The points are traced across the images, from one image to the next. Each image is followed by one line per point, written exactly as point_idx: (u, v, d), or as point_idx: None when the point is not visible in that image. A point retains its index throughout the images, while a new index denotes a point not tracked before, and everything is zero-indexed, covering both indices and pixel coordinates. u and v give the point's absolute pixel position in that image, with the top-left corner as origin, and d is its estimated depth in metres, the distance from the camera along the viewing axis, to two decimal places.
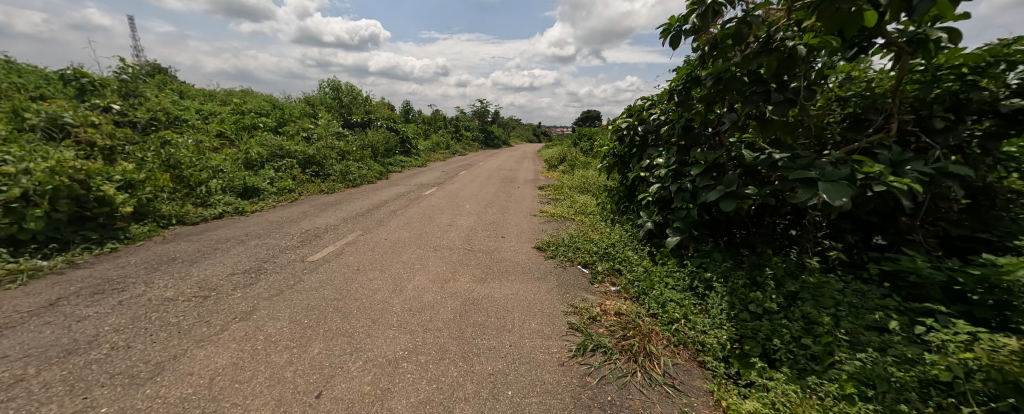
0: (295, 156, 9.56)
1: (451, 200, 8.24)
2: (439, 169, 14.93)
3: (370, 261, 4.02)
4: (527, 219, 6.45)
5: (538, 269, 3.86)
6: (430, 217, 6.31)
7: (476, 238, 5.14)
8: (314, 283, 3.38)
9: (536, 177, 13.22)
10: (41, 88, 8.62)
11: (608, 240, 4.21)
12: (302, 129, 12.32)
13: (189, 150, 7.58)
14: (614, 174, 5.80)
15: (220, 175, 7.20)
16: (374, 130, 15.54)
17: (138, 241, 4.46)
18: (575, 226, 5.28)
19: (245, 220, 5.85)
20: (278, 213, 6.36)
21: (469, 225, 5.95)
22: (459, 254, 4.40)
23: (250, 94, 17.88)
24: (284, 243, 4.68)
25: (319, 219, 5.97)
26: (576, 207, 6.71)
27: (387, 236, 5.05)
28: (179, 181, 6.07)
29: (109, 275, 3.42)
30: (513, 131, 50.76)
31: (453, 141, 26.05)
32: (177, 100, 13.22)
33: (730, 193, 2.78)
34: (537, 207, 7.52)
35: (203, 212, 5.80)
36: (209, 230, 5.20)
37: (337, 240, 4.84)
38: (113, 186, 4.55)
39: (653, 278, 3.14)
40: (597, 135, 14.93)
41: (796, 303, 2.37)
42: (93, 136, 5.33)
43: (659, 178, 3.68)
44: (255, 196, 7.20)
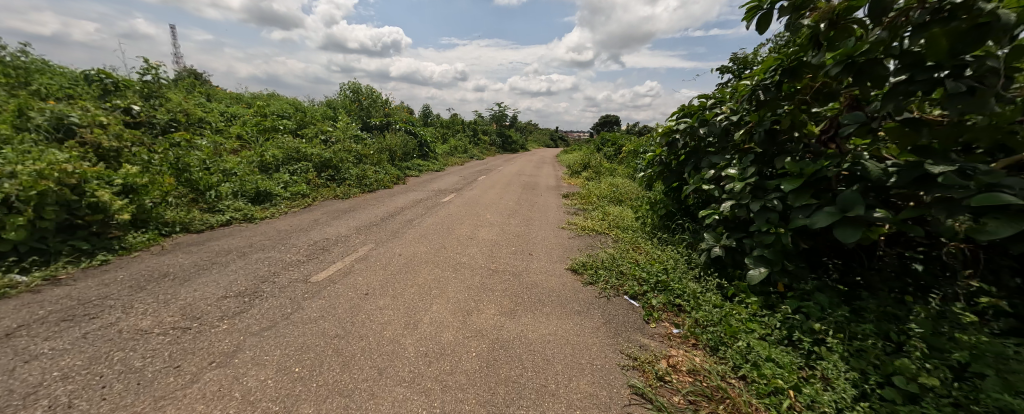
0: (311, 160, 9.26)
1: (471, 209, 7.69)
2: (457, 174, 14.49)
3: (381, 283, 3.48)
4: (554, 233, 5.81)
5: (576, 299, 3.22)
6: (449, 229, 5.75)
7: (500, 255, 4.54)
8: (314, 313, 2.84)
9: (559, 184, 12.61)
10: (68, 90, 8.67)
11: (658, 264, 3.52)
12: (321, 132, 12.13)
13: (202, 152, 7.35)
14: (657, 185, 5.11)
15: (232, 178, 6.90)
16: (392, 133, 15.28)
17: (133, 252, 4.08)
18: (613, 244, 4.63)
19: (252, 228, 5.44)
20: (288, 220, 5.96)
21: (492, 238, 5.37)
22: (483, 276, 3.80)
23: (274, 98, 18.05)
24: (289, 257, 4.21)
25: (330, 229, 5.52)
26: (609, 220, 6.02)
27: (401, 251, 4.51)
28: (186, 185, 5.77)
29: (88, 296, 3.00)
30: (532, 135, 50.20)
31: (471, 145, 25.67)
32: (202, 103, 13.31)
33: (847, 216, 2.11)
34: (564, 218, 6.89)
35: (209, 218, 5.45)
36: (211, 239, 4.80)
37: (347, 254, 4.33)
38: (110, 192, 4.23)
39: (732, 322, 2.44)
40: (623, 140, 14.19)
41: (971, 382, 1.64)
42: (99, 136, 5.08)
43: (729, 193, 2.98)
44: (266, 202, 6.85)
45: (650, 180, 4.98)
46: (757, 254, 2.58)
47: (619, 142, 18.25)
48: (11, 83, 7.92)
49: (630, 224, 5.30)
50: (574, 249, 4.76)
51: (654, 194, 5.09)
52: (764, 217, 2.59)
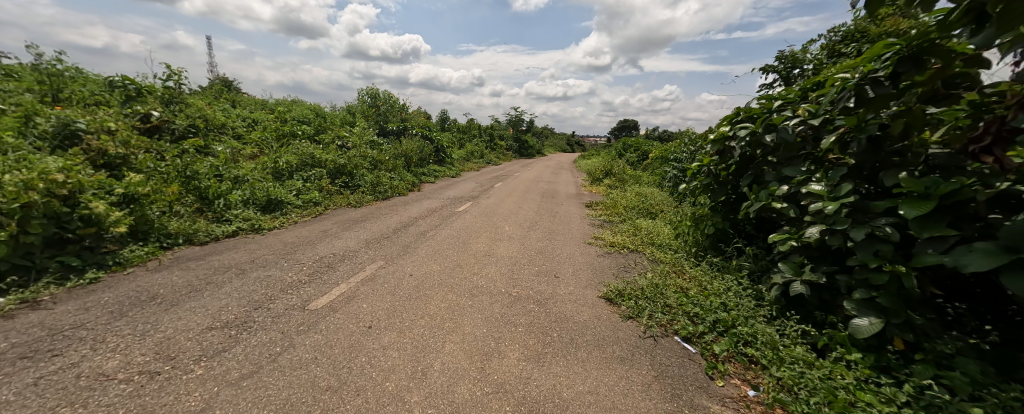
0: (325, 166, 9.01)
1: (488, 220, 7.21)
2: (473, 181, 14.10)
3: (387, 313, 3.03)
4: (580, 250, 5.25)
5: (617, 340, 2.66)
6: (466, 244, 5.28)
7: (522, 277, 4.03)
8: (305, 353, 2.40)
9: (580, 192, 12.03)
10: (92, 96, 8.75)
11: (713, 296, 2.91)
12: (338, 137, 11.97)
13: (216, 159, 7.18)
14: (699, 198, 4.49)
15: (242, 186, 6.66)
16: (409, 139, 15.05)
17: (127, 269, 3.79)
18: (650, 267, 4.04)
19: (258, 240, 5.12)
20: (297, 231, 5.64)
21: (512, 256, 4.86)
22: (503, 304, 3.30)
23: (295, 104, 18.24)
24: (291, 276, 3.82)
25: (338, 242, 5.16)
26: (641, 236, 5.41)
27: (412, 271, 4.06)
28: (193, 193, 5.53)
29: (61, 326, 2.66)
30: (548, 140, 49.63)
31: (488, 151, 25.34)
32: (225, 108, 13.44)
33: (1015, 258, 1.47)
34: (589, 232, 6.33)
35: (214, 228, 5.17)
36: (213, 253, 4.49)
37: (352, 274, 3.91)
38: (106, 203, 3.97)
39: (835, 389, 1.83)
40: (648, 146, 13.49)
41: None
42: (105, 143, 4.89)
43: (811, 214, 2.37)
44: (277, 210, 6.58)
45: (692, 194, 4.36)
46: (863, 298, 1.96)
47: (642, 148, 17.51)
48: (38, 89, 8.00)
49: (668, 242, 4.68)
50: (605, 271, 4.20)
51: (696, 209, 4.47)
52: (870, 248, 1.97)
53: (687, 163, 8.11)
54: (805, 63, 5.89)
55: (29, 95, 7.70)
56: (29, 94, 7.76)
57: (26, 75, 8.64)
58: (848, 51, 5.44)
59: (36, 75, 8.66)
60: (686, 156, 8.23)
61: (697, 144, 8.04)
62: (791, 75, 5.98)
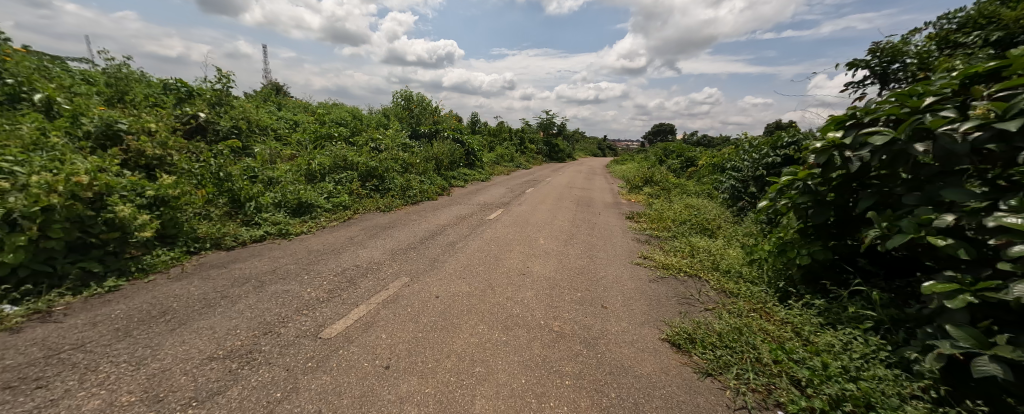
0: (357, 168, 8.87)
1: (520, 231, 6.70)
2: (503, 185, 13.66)
3: (408, 348, 2.59)
4: (627, 272, 4.59)
5: (696, 409, 2.04)
6: (498, 260, 4.79)
7: (563, 307, 3.47)
8: (308, 403, 1.98)
9: (618, 201, 11.25)
10: (147, 97, 9.14)
11: (825, 356, 2.22)
12: (371, 140, 11.96)
13: (252, 161, 7.20)
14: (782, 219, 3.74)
15: (275, 189, 6.57)
16: (441, 141, 14.88)
17: (148, 276, 3.61)
18: (723, 301, 3.33)
19: (283, 247, 4.91)
20: (323, 238, 5.42)
21: (549, 277, 4.31)
22: (543, 344, 2.76)
23: (333, 106, 18.68)
24: (309, 293, 3.49)
25: (364, 252, 4.85)
26: (700, 259, 4.69)
27: (439, 293, 3.62)
28: (226, 195, 5.42)
29: (61, 346, 2.42)
30: (579, 144, 48.52)
31: (518, 154, 24.89)
32: (268, 110, 13.85)
33: None
34: (636, 250, 5.67)
35: (242, 233, 5.01)
36: (236, 260, 4.29)
37: (374, 295, 3.53)
38: (134, 206, 3.84)
39: None
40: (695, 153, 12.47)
41: None
42: (143, 143, 4.84)
43: (1007, 262, 1.65)
44: (306, 214, 6.42)
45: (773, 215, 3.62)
46: None
47: (684, 154, 16.32)
48: (97, 90, 8.39)
49: (738, 270, 3.95)
50: (662, 304, 3.55)
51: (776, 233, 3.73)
52: None
53: (746, 173, 7.20)
54: (907, 58, 4.90)
55: (88, 95, 8.08)
56: (89, 94, 8.15)
57: (89, 77, 9.14)
58: (969, 42, 4.42)
59: (98, 77, 9.14)
60: (745, 166, 7.31)
61: (758, 153, 7.11)
62: (888, 71, 5.02)
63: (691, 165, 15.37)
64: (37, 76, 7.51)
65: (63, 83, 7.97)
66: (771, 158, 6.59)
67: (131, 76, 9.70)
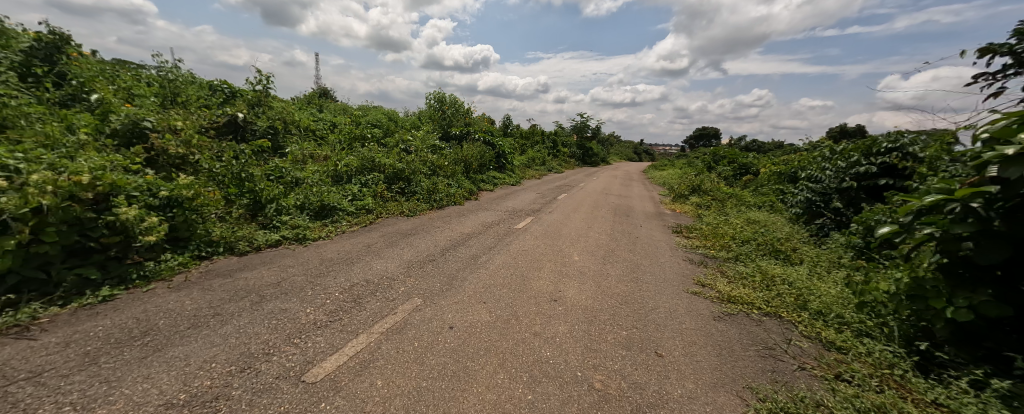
0: (383, 170, 8.60)
1: (551, 244, 6.12)
2: (533, 190, 13.03)
3: (405, 405, 2.05)
4: (683, 304, 4.00)
5: None
6: (524, 283, 4.27)
7: (604, 351, 2.89)
8: None
9: (661, 211, 10.26)
10: (191, 95, 9.40)
11: None
12: (402, 141, 11.81)
13: (280, 161, 7.10)
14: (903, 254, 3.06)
15: (296, 190, 6.33)
16: (471, 144, 14.51)
17: (149, 285, 3.34)
18: (835, 370, 2.70)
19: (296, 254, 4.61)
20: (340, 246, 5.12)
21: (584, 307, 3.75)
22: (581, 410, 2.14)
23: (368, 108, 18.95)
24: (308, 314, 3.08)
25: (379, 265, 4.49)
26: (778, 293, 4.13)
27: (453, 323, 3.16)
28: (247, 196, 5.19)
29: (17, 374, 2.09)
30: (615, 148, 46.89)
31: (550, 158, 24.13)
32: (305, 110, 14.12)
33: None
34: (689, 276, 4.92)
35: (257, 236, 4.75)
36: (245, 268, 3.98)
37: (377, 322, 3.06)
38: (141, 208, 3.60)
39: None
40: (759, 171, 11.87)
41: None
42: (166, 141, 4.69)
43: None
44: (328, 218, 6.20)
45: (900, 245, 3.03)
46: None
47: (737, 160, 14.86)
48: (150, 89, 8.66)
49: (838, 314, 3.48)
50: (734, 358, 2.91)
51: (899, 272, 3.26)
52: None
53: (826, 185, 6.68)
54: None
55: (146, 95, 8.31)
56: (143, 94, 8.41)
57: (143, 77, 9.49)
58: None
59: (153, 78, 9.48)
60: (824, 176, 6.82)
61: (843, 160, 6.65)
62: None
63: (745, 173, 13.93)
64: (93, 74, 7.85)
65: (118, 82, 8.28)
66: (863, 168, 6.14)
67: (182, 77, 10.03)
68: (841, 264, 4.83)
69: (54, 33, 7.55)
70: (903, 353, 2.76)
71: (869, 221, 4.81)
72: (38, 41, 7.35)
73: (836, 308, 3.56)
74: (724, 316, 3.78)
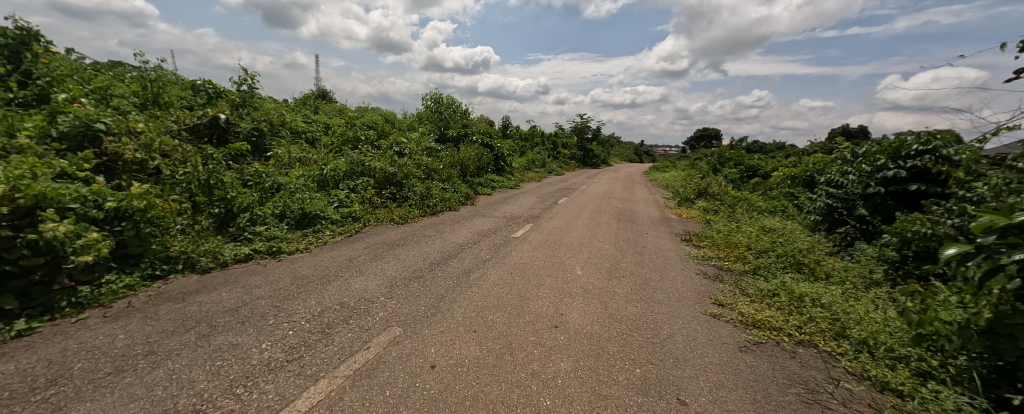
0: (373, 174, 8.13)
1: (551, 256, 5.65)
2: (532, 194, 12.56)
3: None
4: (702, 331, 3.54)
5: None
6: (520, 306, 3.79)
7: (616, 399, 2.40)
8: None
9: (666, 216, 9.78)
10: (173, 94, 8.91)
11: None
12: (396, 143, 11.37)
13: (261, 165, 6.61)
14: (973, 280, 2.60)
15: (273, 197, 5.84)
16: (468, 145, 14.07)
17: (83, 314, 2.85)
18: None
19: (266, 271, 4.10)
20: (318, 260, 4.64)
21: (588, 336, 3.28)
22: None
23: (363, 108, 18.50)
24: (263, 351, 2.58)
25: (358, 283, 4.01)
26: (810, 317, 3.73)
27: (435, 360, 2.68)
28: (218, 205, 4.71)
29: None
30: (615, 149, 46.56)
31: (550, 159, 23.72)
32: (296, 111, 13.65)
33: None
34: (706, 297, 4.46)
35: (225, 250, 4.26)
36: (202, 290, 3.47)
37: (344, 361, 2.56)
38: (76, 222, 3.09)
39: None
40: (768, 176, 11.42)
41: None
42: (122, 145, 4.22)
43: None
44: (310, 227, 5.74)
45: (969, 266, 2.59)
46: None
47: (743, 162, 14.41)
48: (128, 88, 8.17)
49: (888, 346, 3.05)
50: (772, 406, 2.43)
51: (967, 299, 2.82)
52: None
53: (849, 190, 6.30)
54: None
55: (123, 94, 7.82)
56: (120, 93, 7.93)
57: (121, 75, 8.98)
58: None
59: (132, 76, 8.97)
60: (846, 181, 6.42)
61: (868, 164, 6.27)
62: None
63: (753, 175, 13.48)
64: (63, 70, 7.34)
65: (92, 79, 7.78)
66: (890, 172, 5.80)
67: (164, 76, 9.53)
68: (874, 282, 4.54)
69: (22, 28, 7.04)
70: (985, 406, 2.26)
71: (904, 232, 4.67)
72: (3, 35, 6.84)
73: (884, 340, 3.10)
74: (751, 347, 3.30)
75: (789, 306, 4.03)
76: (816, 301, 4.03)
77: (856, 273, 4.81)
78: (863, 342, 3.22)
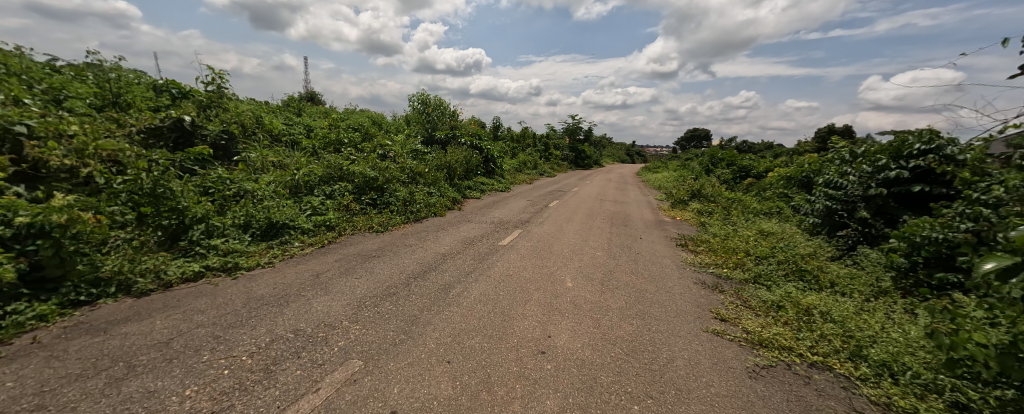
0: (353, 179, 7.68)
1: (540, 265, 5.26)
2: (523, 197, 12.20)
3: None
4: (705, 353, 3.18)
5: None
6: (503, 327, 3.38)
7: None
8: None
9: (659, 219, 9.48)
10: (137, 95, 8.33)
11: None
12: (380, 146, 10.92)
13: (225, 171, 6.10)
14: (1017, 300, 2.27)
15: (235, 205, 5.34)
16: (457, 148, 13.66)
17: None
18: None
19: (217, 291, 3.62)
20: (280, 276, 4.18)
21: (579, 363, 2.89)
22: None
23: (348, 110, 17.98)
24: (185, 399, 2.12)
25: (320, 304, 3.55)
26: (822, 335, 3.39)
27: (397, 403, 2.25)
28: (168, 217, 4.22)
29: None
30: (607, 150, 46.53)
31: (542, 161, 23.40)
32: (276, 113, 13.07)
33: None
34: (706, 311, 4.11)
35: (170, 268, 3.77)
36: (133, 318, 2.98)
37: (284, 409, 2.11)
38: None
39: None
40: (762, 177, 11.23)
41: None
42: (48, 151, 3.75)
43: None
44: (277, 238, 5.26)
45: (1012, 282, 2.26)
46: None
47: (735, 163, 14.26)
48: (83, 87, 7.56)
49: (915, 372, 2.71)
50: None
51: (1005, 318, 2.49)
52: None
53: (849, 192, 6.04)
54: None
55: (77, 95, 7.23)
56: (75, 94, 7.34)
57: (78, 74, 8.37)
58: None
59: (89, 76, 8.34)
60: (845, 181, 6.13)
61: (868, 164, 6.01)
62: None
63: (746, 176, 13.28)
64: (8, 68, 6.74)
65: (43, 78, 7.18)
66: (893, 173, 5.50)
67: (125, 75, 8.87)
68: (881, 293, 4.24)
69: None
70: None
71: (914, 237, 4.41)
72: None
73: (909, 364, 2.77)
74: (760, 373, 2.93)
75: (797, 321, 3.69)
76: (825, 315, 3.71)
77: (862, 281, 4.51)
78: (884, 364, 2.89)
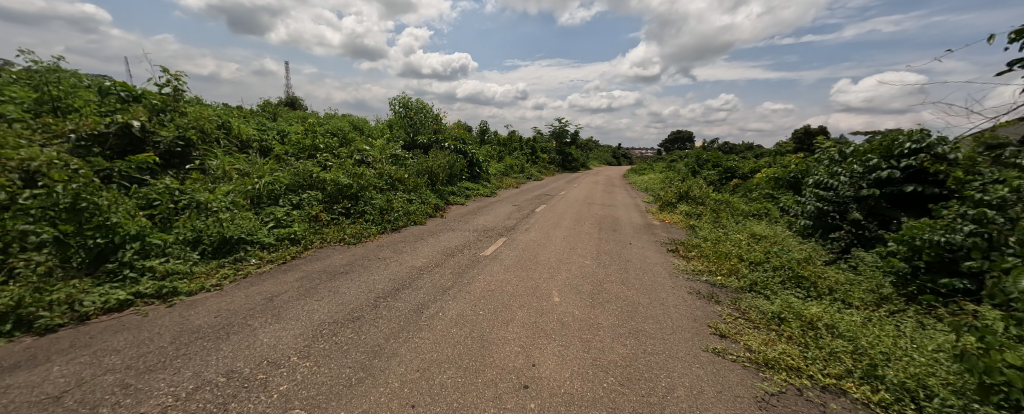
0: (323, 187, 7.14)
1: (524, 278, 4.86)
2: (509, 202, 11.79)
3: None
4: (708, 380, 2.81)
5: None
6: (481, 356, 2.95)
7: None
8: None
9: (648, 222, 9.21)
10: (82, 98, 7.59)
11: None
12: (357, 151, 10.38)
13: (174, 181, 5.49)
14: None
15: (181, 220, 4.76)
16: (440, 152, 13.19)
17: None
18: None
19: (143, 324, 3.08)
20: (226, 301, 3.64)
21: (567, 400, 2.49)
22: None
23: (327, 114, 17.28)
24: None
25: (266, 335, 3.05)
26: (832, 352, 3.08)
27: None
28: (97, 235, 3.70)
29: None
30: (593, 153, 46.69)
31: (529, 164, 23.09)
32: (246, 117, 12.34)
33: None
34: (704, 326, 3.76)
35: (88, 298, 3.20)
36: (23, 365, 2.43)
37: None
38: None
39: None
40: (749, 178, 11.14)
41: None
42: None
43: None
44: (230, 255, 4.71)
45: None
46: None
47: (721, 164, 14.22)
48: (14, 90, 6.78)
49: (944, 398, 2.39)
50: None
51: None
52: None
53: (841, 193, 5.86)
54: None
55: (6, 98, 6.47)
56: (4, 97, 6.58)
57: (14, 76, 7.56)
58: None
59: (26, 77, 7.54)
60: (836, 182, 5.95)
61: (859, 164, 5.84)
62: None
63: (732, 177, 13.21)
64: None
65: None
66: (884, 173, 5.34)
67: (69, 77, 8.08)
68: (884, 301, 3.99)
69: None
70: None
71: (913, 240, 4.19)
72: None
73: (935, 389, 2.46)
74: (771, 402, 2.58)
75: (803, 336, 3.39)
76: (832, 329, 3.41)
77: (862, 288, 4.27)
78: (906, 388, 2.58)
